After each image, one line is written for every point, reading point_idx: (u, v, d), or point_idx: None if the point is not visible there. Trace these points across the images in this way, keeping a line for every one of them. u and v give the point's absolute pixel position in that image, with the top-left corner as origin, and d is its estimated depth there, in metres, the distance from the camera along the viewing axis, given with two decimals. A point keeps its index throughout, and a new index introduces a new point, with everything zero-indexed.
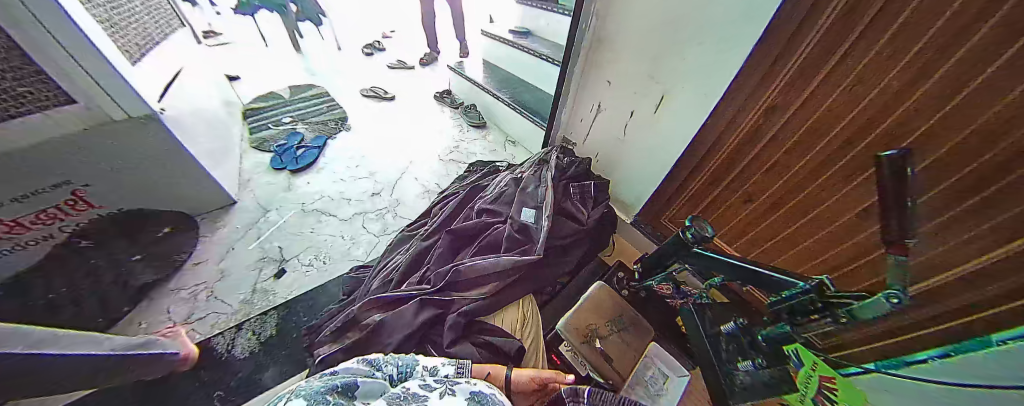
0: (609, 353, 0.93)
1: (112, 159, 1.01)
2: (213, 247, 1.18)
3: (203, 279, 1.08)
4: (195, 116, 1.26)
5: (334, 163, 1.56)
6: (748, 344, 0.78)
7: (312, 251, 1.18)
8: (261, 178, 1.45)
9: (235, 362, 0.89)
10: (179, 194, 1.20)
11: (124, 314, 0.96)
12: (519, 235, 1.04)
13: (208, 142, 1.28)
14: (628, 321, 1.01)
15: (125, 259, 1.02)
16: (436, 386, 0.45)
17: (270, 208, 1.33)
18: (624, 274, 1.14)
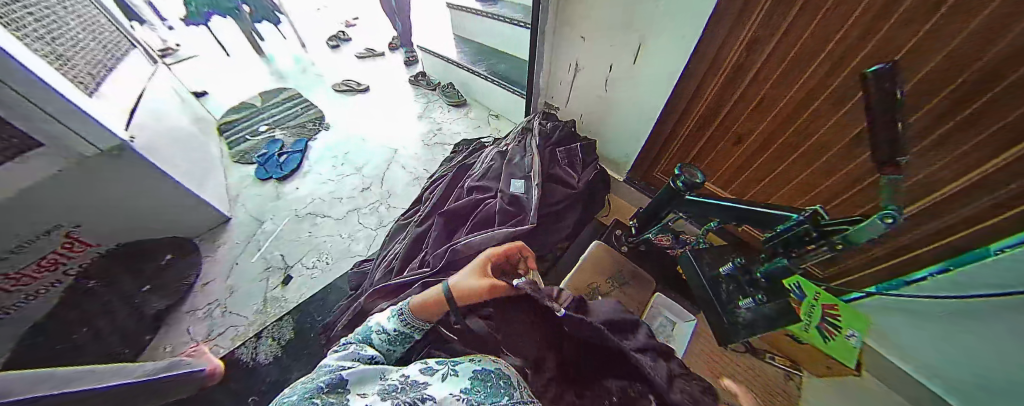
0: (612, 307, 0.99)
1: (86, 198, 1.02)
2: (218, 266, 1.22)
3: (213, 298, 1.13)
4: (170, 137, 1.25)
5: (319, 164, 1.56)
6: (747, 282, 0.80)
7: (313, 254, 1.22)
8: (250, 190, 1.46)
9: (263, 368, 0.95)
10: (171, 220, 1.22)
11: (147, 342, 1.03)
12: (511, 207, 1.05)
13: (187, 164, 1.27)
14: (629, 275, 1.06)
15: (136, 292, 1.07)
16: (439, 368, 0.47)
17: (265, 219, 1.35)
18: (621, 231, 1.15)
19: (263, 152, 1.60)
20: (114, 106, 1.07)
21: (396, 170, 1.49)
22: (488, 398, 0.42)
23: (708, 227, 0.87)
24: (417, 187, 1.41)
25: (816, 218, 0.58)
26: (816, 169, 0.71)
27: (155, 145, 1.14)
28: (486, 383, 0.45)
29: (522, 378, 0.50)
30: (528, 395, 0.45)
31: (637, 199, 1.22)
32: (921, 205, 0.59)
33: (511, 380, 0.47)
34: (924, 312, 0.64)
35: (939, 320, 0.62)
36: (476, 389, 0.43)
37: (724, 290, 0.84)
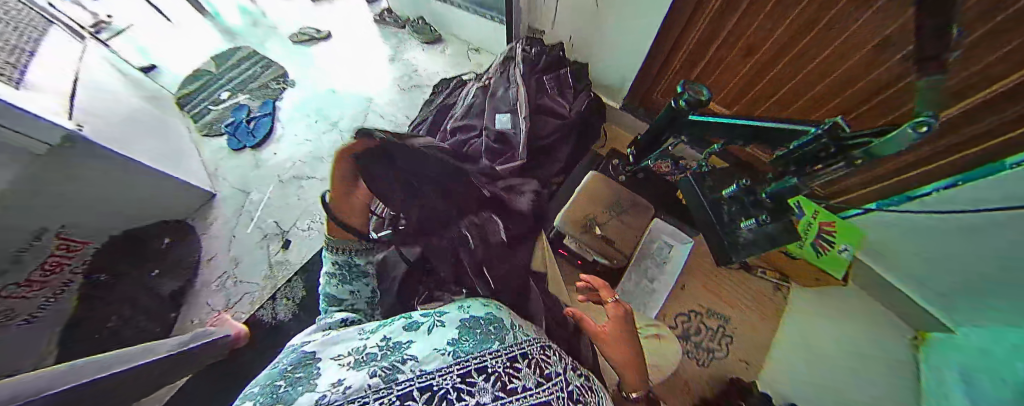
0: (611, 237, 0.96)
1: (62, 196, 0.85)
2: (214, 241, 1.24)
3: (222, 270, 1.19)
4: (133, 116, 1.09)
5: (292, 124, 1.47)
6: (750, 202, 0.78)
7: (307, 217, 1.27)
8: (228, 163, 1.39)
9: (285, 323, 1.06)
10: (140, 207, 1.08)
11: (174, 318, 1.09)
12: (497, 145, 1.03)
13: (149, 145, 1.07)
14: (627, 203, 1.00)
15: (147, 277, 1.09)
16: (422, 323, 0.49)
17: (250, 189, 1.34)
18: (619, 160, 1.11)
19: (228, 119, 1.47)
20: (48, 93, 0.79)
21: (374, 120, 1.43)
22: (476, 347, 0.42)
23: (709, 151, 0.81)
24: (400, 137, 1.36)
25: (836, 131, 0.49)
26: (839, 77, 0.61)
27: (124, 126, 1.00)
28: (471, 334, 0.45)
29: (511, 322, 0.53)
30: (516, 341, 0.45)
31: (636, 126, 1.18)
32: (955, 111, 0.54)
33: (499, 324, 0.49)
34: (915, 226, 0.72)
35: (926, 230, 0.70)
36: (463, 339, 0.44)
37: (726, 213, 0.82)
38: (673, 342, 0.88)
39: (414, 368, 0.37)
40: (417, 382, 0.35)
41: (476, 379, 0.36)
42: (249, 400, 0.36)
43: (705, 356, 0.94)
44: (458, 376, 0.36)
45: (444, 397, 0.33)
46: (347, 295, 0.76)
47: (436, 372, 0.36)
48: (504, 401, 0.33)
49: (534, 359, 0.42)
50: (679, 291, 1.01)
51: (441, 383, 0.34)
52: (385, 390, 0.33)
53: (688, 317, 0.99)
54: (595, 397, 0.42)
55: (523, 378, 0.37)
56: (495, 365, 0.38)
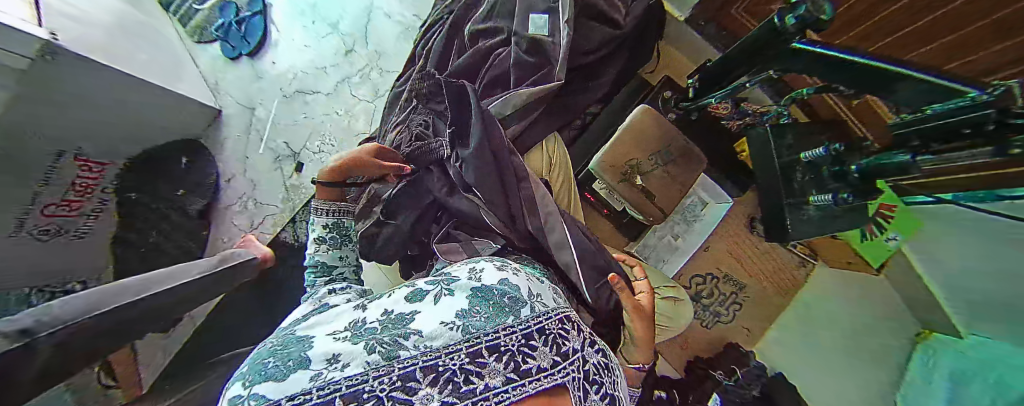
0: (651, 190, 0.80)
1: (81, 98, 0.69)
2: (230, 161, 1.12)
3: (241, 191, 1.11)
4: (128, 15, 0.92)
5: (289, 26, 1.19)
6: (829, 174, 0.60)
7: (318, 137, 1.13)
8: (228, 74, 1.17)
9: (307, 247, 1.04)
10: (176, 105, 0.94)
11: (206, 236, 1.05)
12: (531, 57, 0.80)
13: (138, 50, 0.85)
14: (676, 151, 0.81)
15: (173, 196, 0.98)
16: (430, 290, 0.37)
17: (254, 104, 1.16)
18: (671, 93, 0.93)
19: (216, 21, 1.17)
20: None
21: (378, 21, 1.19)
22: (491, 318, 0.33)
23: (796, 95, 0.65)
24: (411, 44, 1.17)
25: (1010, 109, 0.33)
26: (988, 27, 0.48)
27: (130, 30, 0.88)
28: (488, 302, 0.36)
29: (530, 291, 0.40)
30: (536, 311, 0.37)
31: (704, 46, 0.96)
32: None
33: (516, 295, 0.38)
34: (975, 225, 0.61)
35: (990, 239, 0.59)
36: (477, 309, 0.34)
37: (799, 181, 0.67)
38: (689, 309, 0.87)
39: (419, 344, 0.29)
40: (420, 361, 0.28)
41: (488, 359, 0.29)
42: (237, 384, 0.27)
43: (710, 318, 1.05)
44: (467, 355, 0.29)
45: (450, 379, 0.27)
46: (336, 262, 0.66)
47: (444, 350, 0.29)
48: (517, 386, 0.28)
49: (552, 333, 0.35)
50: (702, 253, 1.06)
51: (448, 363, 0.28)
52: (385, 369, 0.27)
53: (703, 280, 1.06)
54: (608, 376, 0.38)
55: (539, 357, 0.31)
56: (510, 343, 0.31)
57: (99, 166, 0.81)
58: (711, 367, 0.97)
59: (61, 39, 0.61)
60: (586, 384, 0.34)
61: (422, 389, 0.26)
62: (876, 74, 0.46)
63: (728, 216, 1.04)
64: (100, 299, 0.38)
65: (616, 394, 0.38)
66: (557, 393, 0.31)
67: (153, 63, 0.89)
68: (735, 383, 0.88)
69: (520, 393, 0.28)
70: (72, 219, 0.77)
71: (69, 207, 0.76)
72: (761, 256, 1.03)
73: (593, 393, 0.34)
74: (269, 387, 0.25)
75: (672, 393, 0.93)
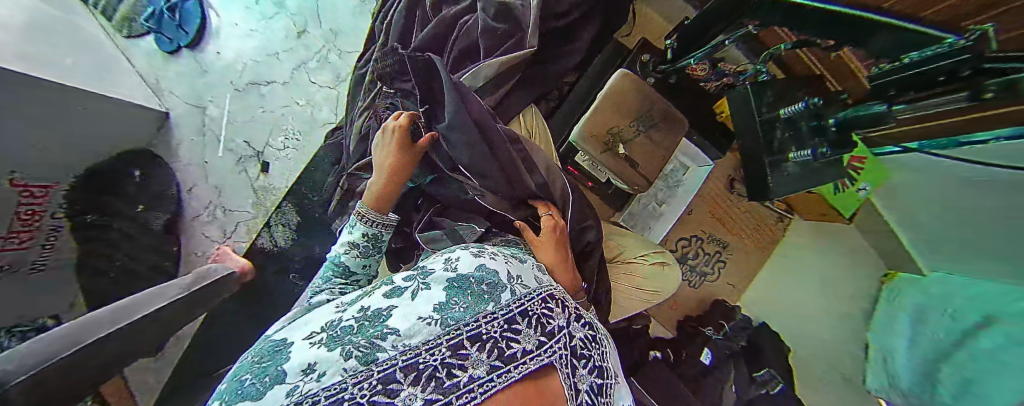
0: (634, 157, 0.79)
1: (15, 116, 0.61)
2: (189, 168, 1.05)
3: (207, 199, 1.05)
4: (44, 12, 0.81)
5: (229, 10, 1.08)
6: (808, 129, 0.60)
7: (281, 133, 1.07)
8: (170, 71, 1.07)
9: (288, 250, 1.02)
10: (119, 114, 0.87)
11: (175, 252, 1.00)
12: (499, 26, 0.75)
13: (61, 54, 0.77)
14: (658, 116, 0.79)
15: (135, 212, 0.91)
16: (407, 286, 0.37)
17: (206, 100, 1.07)
18: (650, 56, 0.90)
19: (145, 10, 1.05)
20: None
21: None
22: (470, 307, 0.33)
23: (774, 51, 0.63)
24: (369, 18, 1.08)
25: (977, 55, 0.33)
26: None
27: (49, 31, 0.78)
28: (466, 291, 0.35)
29: (509, 274, 0.40)
30: (516, 294, 0.37)
31: None
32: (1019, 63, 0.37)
33: (494, 280, 0.38)
34: (941, 170, 0.64)
35: (963, 184, 0.60)
36: (454, 300, 0.34)
37: (777, 139, 0.66)
38: (676, 272, 0.89)
39: (397, 344, 0.28)
40: (399, 361, 0.27)
41: (470, 350, 0.29)
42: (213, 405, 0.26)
43: (697, 278, 1.09)
44: (448, 348, 0.29)
45: (433, 375, 0.26)
46: (359, 269, 0.55)
47: (423, 346, 0.28)
48: (502, 373, 0.28)
49: (535, 314, 0.35)
50: (685, 217, 1.07)
51: (429, 359, 0.27)
52: (363, 374, 0.25)
53: (688, 242, 1.09)
54: (596, 348, 0.39)
55: (523, 340, 0.32)
56: (491, 330, 0.31)
57: (43, 189, 0.68)
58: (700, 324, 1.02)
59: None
60: (574, 360, 0.34)
61: (404, 390, 0.25)
62: (855, 29, 0.45)
63: (710, 179, 1.05)
64: (69, 337, 0.35)
65: (605, 364, 0.39)
66: (545, 374, 0.31)
67: (80, 68, 0.80)
68: (723, 337, 0.95)
69: (506, 380, 0.28)
70: (27, 252, 0.65)
71: (17, 238, 0.62)
72: (741, 213, 1.05)
73: (582, 367, 0.35)
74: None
75: (667, 352, 0.97)
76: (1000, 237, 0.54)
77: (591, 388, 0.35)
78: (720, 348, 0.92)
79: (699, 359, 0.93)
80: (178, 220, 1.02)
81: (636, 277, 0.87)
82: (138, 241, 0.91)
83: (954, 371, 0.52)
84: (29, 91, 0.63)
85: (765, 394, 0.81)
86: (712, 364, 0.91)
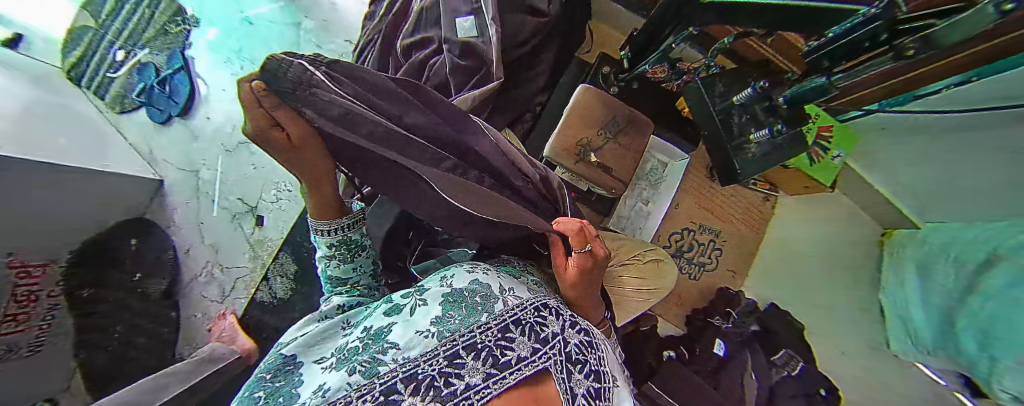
0: (607, 164, 0.82)
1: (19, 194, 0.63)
2: (185, 231, 1.07)
3: (205, 259, 1.06)
4: (44, 102, 0.86)
5: (216, 76, 1.15)
6: (765, 110, 0.64)
7: (271, 186, 1.09)
8: (162, 139, 1.12)
9: (288, 300, 1.01)
10: (111, 187, 0.89)
11: (177, 316, 1.00)
12: (466, 60, 0.81)
13: (58, 136, 0.81)
14: (623, 121, 0.84)
15: (133, 282, 0.90)
16: (406, 304, 0.38)
17: (196, 165, 1.11)
18: (610, 68, 0.97)
19: (136, 85, 1.11)
20: None
21: (310, 54, 1.18)
22: (464, 319, 0.34)
23: (721, 46, 0.70)
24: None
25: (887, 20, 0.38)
26: None
27: (44, 116, 0.82)
28: (460, 304, 0.36)
29: (502, 286, 0.41)
30: (509, 304, 0.38)
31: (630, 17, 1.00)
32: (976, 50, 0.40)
33: (487, 292, 0.39)
34: None
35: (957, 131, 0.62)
36: (450, 314, 0.35)
37: (735, 124, 0.70)
38: (672, 269, 0.90)
39: (396, 358, 0.30)
40: (399, 373, 0.28)
41: (465, 359, 0.29)
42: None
43: (697, 269, 1.10)
44: (445, 359, 0.29)
45: (431, 385, 0.26)
46: (350, 273, 0.53)
47: (422, 358, 0.29)
48: (496, 380, 0.28)
49: (529, 323, 0.36)
50: (673, 212, 1.10)
51: (428, 370, 0.28)
52: (366, 388, 0.27)
53: (681, 235, 1.10)
54: (593, 353, 0.39)
55: (517, 347, 0.31)
56: (486, 339, 0.32)
57: (40, 266, 0.67)
58: (708, 315, 1.02)
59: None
60: (568, 365, 0.34)
61: (404, 400, 0.25)
62: (776, 17, 0.50)
63: (689, 172, 1.08)
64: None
65: (602, 370, 0.39)
66: (541, 380, 0.30)
67: (74, 146, 0.84)
68: (732, 325, 0.95)
69: (501, 386, 0.28)
70: (23, 334, 0.58)
71: (13, 320, 0.58)
72: (727, 198, 1.08)
73: (579, 371, 0.34)
74: None
75: (681, 350, 0.96)
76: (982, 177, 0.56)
77: (588, 392, 0.34)
78: (732, 337, 0.91)
79: (713, 351, 0.91)
80: (176, 287, 1.02)
81: (632, 278, 0.88)
82: (136, 311, 0.89)
83: (977, 313, 0.52)
84: (29, 173, 0.65)
85: (788, 376, 0.79)
86: (727, 354, 0.88)
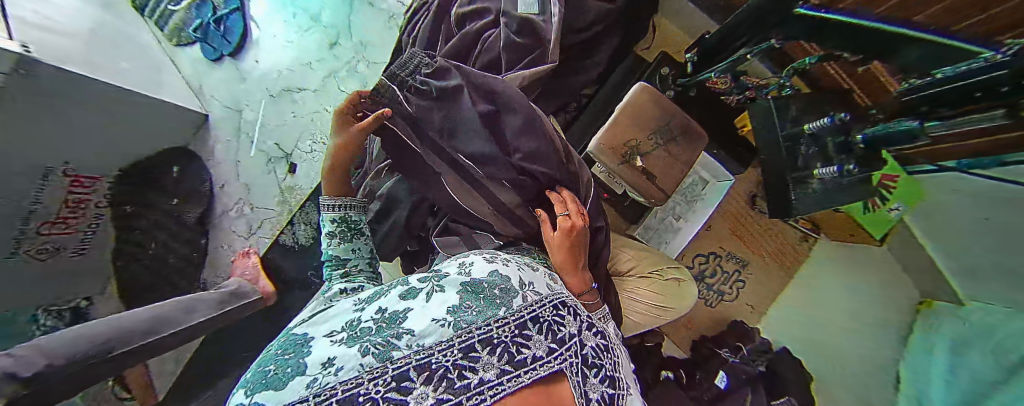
0: (652, 171, 0.78)
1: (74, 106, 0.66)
2: (224, 167, 1.11)
3: (239, 196, 1.11)
4: (107, 26, 0.88)
5: (269, 21, 1.16)
6: (834, 145, 0.58)
7: (308, 137, 1.12)
8: (212, 77, 1.14)
9: (309, 248, 1.05)
10: (162, 118, 0.91)
11: (205, 244, 1.04)
12: (522, 39, 0.77)
13: (122, 61, 0.82)
14: (677, 129, 0.79)
15: (171, 204, 0.95)
16: (422, 288, 0.37)
17: (242, 106, 1.14)
18: (669, 69, 0.91)
19: (193, 21, 1.12)
20: None
21: (361, 10, 1.16)
22: (482, 311, 0.32)
23: (798, 65, 0.63)
24: (397, 31, 1.15)
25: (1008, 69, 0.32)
26: None
27: (108, 38, 0.85)
28: (478, 296, 0.35)
29: (522, 280, 0.40)
30: (528, 300, 0.37)
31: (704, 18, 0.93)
32: None
33: (506, 285, 0.37)
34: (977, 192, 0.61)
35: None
36: (468, 304, 0.33)
37: (801, 155, 0.65)
38: (692, 290, 0.87)
39: (411, 344, 0.29)
40: (413, 360, 0.27)
41: (480, 353, 0.28)
42: (238, 392, 0.26)
43: (715, 296, 1.06)
44: (461, 350, 0.28)
45: (444, 376, 0.26)
46: (349, 254, 0.55)
47: (436, 347, 0.28)
48: (511, 377, 0.27)
49: (546, 321, 0.35)
50: (703, 233, 1.05)
51: (442, 360, 0.27)
52: (379, 370, 0.26)
53: (706, 259, 1.06)
54: (608, 357, 0.38)
55: (534, 346, 0.31)
56: (503, 334, 0.31)
57: (91, 179, 0.72)
58: (717, 345, 0.98)
59: (36, 51, 0.57)
60: (584, 368, 0.34)
61: (417, 388, 0.25)
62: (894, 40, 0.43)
63: (728, 195, 1.02)
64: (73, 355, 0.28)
65: (617, 375, 0.38)
66: (555, 380, 0.30)
67: (134, 71, 0.85)
68: (740, 360, 0.90)
69: (516, 384, 0.27)
70: (69, 237, 0.66)
71: (64, 224, 0.65)
72: (763, 231, 1.03)
73: (593, 376, 0.34)
74: (265, 397, 0.24)
75: (680, 373, 0.94)
76: None
77: (602, 397, 0.34)
78: (737, 372, 0.85)
79: (715, 382, 0.88)
80: (208, 217, 1.07)
81: (648, 294, 0.85)
82: (172, 232, 0.94)
83: None
84: (94, 89, 0.70)
85: None
86: (729, 387, 0.85)
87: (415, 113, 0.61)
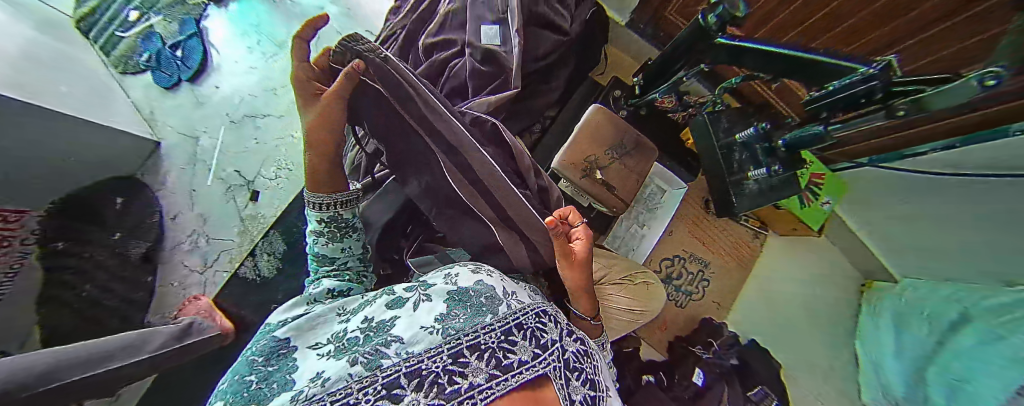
0: (611, 182, 0.85)
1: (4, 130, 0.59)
2: (177, 197, 1.03)
3: (192, 228, 1.02)
4: (45, 48, 0.82)
5: (231, 48, 1.14)
6: (764, 151, 0.66)
7: (272, 163, 1.08)
8: (165, 103, 1.09)
9: (271, 281, 0.99)
10: (102, 147, 0.84)
11: (152, 286, 0.95)
12: (486, 67, 0.83)
13: (59, 86, 0.76)
14: (631, 144, 0.86)
15: (112, 239, 0.87)
16: (408, 297, 0.37)
17: (199, 132, 1.08)
18: (621, 92, 1.01)
19: (142, 51, 1.08)
20: None
21: (330, 38, 1.18)
22: (470, 319, 0.33)
23: (727, 84, 0.73)
24: None
25: (892, 73, 0.39)
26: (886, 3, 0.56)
27: (47, 62, 0.78)
28: (465, 303, 0.36)
29: (505, 290, 0.41)
30: (513, 307, 0.37)
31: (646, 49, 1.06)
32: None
33: (492, 293, 0.38)
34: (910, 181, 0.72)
35: (946, 191, 0.65)
36: (455, 311, 0.34)
37: (736, 161, 0.74)
38: (660, 291, 0.92)
39: (400, 351, 0.29)
40: (403, 367, 0.27)
41: (469, 359, 0.29)
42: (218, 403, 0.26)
43: (683, 297, 1.11)
44: (449, 356, 0.28)
45: (435, 381, 0.26)
46: (338, 253, 0.53)
47: (426, 353, 0.29)
48: (500, 381, 0.27)
49: (531, 327, 0.35)
50: (666, 237, 1.12)
51: (431, 366, 0.27)
52: (368, 380, 0.26)
53: (671, 262, 1.12)
54: (587, 361, 0.38)
55: (520, 351, 0.31)
56: (489, 340, 0.31)
57: (16, 213, 0.66)
58: (690, 343, 1.03)
59: None
60: (567, 371, 0.33)
61: (408, 395, 0.25)
62: (792, 65, 0.52)
63: (684, 202, 1.12)
64: (19, 379, 0.28)
65: (596, 378, 0.38)
66: (541, 385, 0.30)
67: (75, 96, 0.79)
68: (711, 355, 0.96)
69: (504, 387, 0.27)
70: None
71: None
72: (719, 232, 1.11)
73: (576, 378, 0.34)
74: None
75: (660, 375, 0.95)
76: (990, 238, 0.58)
77: (585, 399, 0.33)
78: (712, 368, 0.91)
79: (692, 380, 0.91)
80: (156, 250, 0.98)
81: (621, 298, 0.88)
82: (113, 272, 0.86)
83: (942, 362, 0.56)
84: (37, 121, 0.65)
85: None
86: (705, 384, 0.88)
87: (396, 72, 0.56)
